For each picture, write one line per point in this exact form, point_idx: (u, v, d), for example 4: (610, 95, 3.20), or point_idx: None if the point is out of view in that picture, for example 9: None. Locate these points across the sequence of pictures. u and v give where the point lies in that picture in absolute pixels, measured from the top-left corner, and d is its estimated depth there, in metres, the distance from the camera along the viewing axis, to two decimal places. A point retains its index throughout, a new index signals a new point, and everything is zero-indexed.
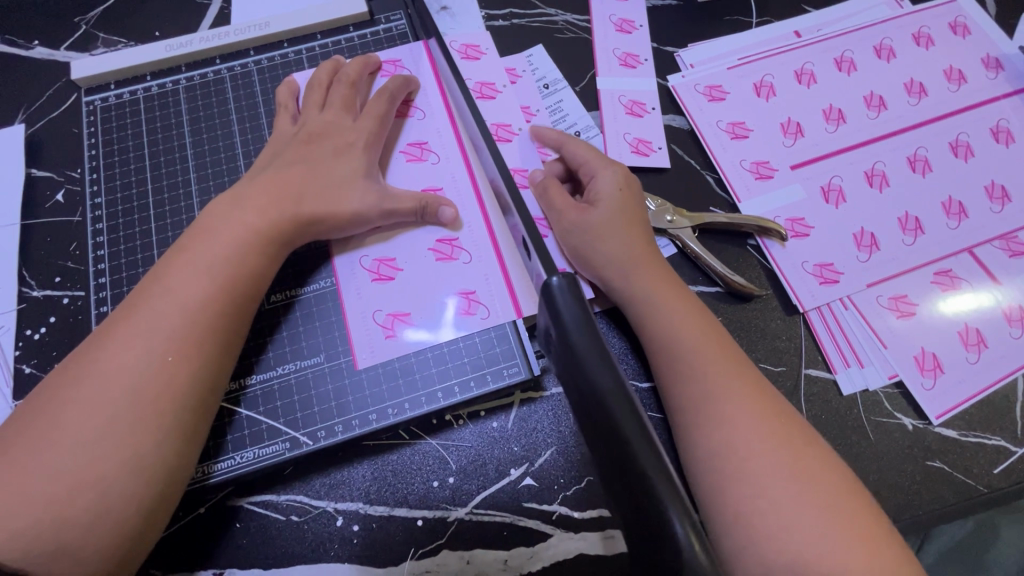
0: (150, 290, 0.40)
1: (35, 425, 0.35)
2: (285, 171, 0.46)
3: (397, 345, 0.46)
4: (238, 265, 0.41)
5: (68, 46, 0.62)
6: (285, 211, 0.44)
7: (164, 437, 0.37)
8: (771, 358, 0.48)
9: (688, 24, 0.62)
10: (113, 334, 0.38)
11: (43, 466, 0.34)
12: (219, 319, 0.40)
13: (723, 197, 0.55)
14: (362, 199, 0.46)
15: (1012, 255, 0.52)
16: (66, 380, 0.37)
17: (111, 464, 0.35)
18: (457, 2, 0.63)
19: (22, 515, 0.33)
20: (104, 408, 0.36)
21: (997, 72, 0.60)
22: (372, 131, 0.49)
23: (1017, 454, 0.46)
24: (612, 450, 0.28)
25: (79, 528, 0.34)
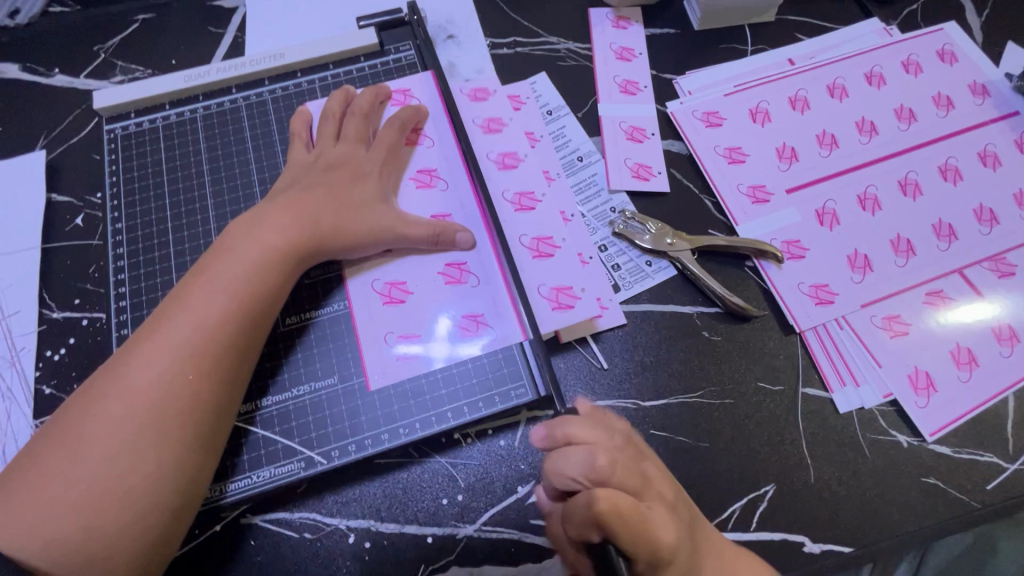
0: (172, 310, 0.42)
1: (69, 437, 0.38)
2: (301, 200, 0.48)
3: (408, 367, 0.47)
4: (258, 289, 0.44)
5: (87, 74, 0.64)
6: (299, 238, 0.46)
7: (188, 450, 0.40)
8: (769, 377, 0.50)
9: (686, 51, 0.65)
10: (137, 352, 0.40)
11: (82, 476, 0.37)
12: (237, 338, 0.42)
13: (721, 220, 0.56)
14: (372, 225, 0.48)
15: (1001, 276, 0.53)
16: (95, 395, 0.40)
17: (141, 476, 0.38)
18: (463, 32, 0.65)
19: (64, 521, 0.36)
20: (133, 423, 0.39)
21: (984, 97, 0.62)
22: (382, 161, 0.52)
23: (1009, 469, 0.47)
24: None
25: (113, 535, 0.37)
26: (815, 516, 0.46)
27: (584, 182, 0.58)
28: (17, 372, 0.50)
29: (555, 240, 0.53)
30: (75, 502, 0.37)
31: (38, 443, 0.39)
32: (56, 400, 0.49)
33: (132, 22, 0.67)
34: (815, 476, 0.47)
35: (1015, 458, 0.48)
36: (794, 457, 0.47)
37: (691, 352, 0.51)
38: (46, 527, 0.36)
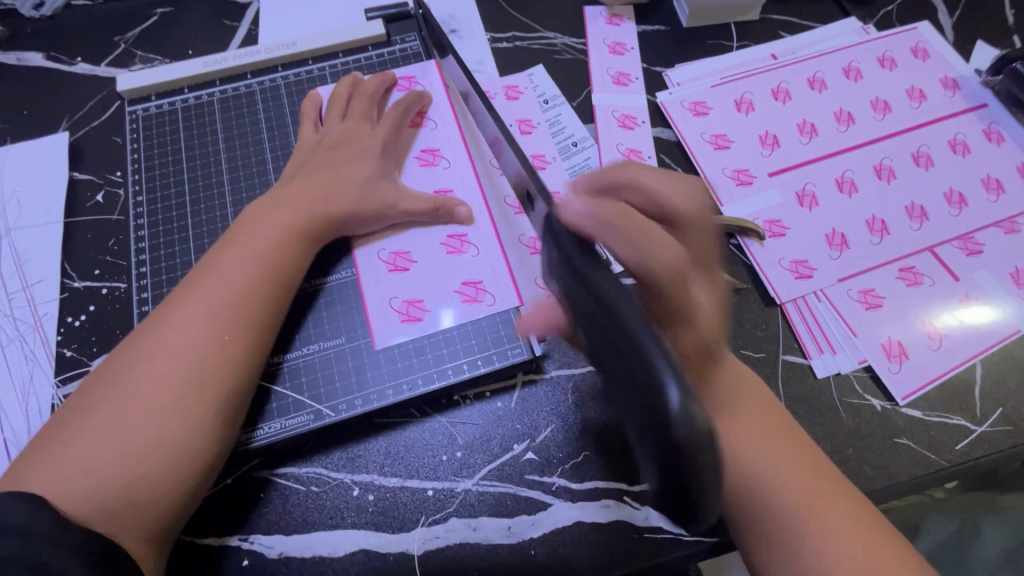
0: (204, 278, 0.46)
1: (112, 392, 0.41)
2: (315, 176, 0.51)
3: (413, 328, 0.50)
4: (278, 255, 0.47)
5: (108, 63, 0.67)
6: (311, 209, 0.49)
7: (220, 406, 0.43)
8: (752, 345, 0.53)
9: (675, 47, 0.69)
10: (174, 315, 0.44)
11: (123, 428, 0.40)
12: (263, 304, 0.46)
13: (707, 201, 0.60)
14: (380, 201, 0.52)
15: (969, 254, 0.57)
16: (135, 354, 0.43)
17: (177, 428, 0.41)
18: (465, 27, 0.69)
19: (105, 470, 0.39)
20: (170, 380, 0.42)
21: (955, 91, 0.66)
22: (388, 140, 0.55)
23: (977, 431, 0.50)
24: (619, 351, 0.26)
25: (147, 483, 0.40)
26: None
27: (578, 165, 0.61)
28: (40, 336, 0.53)
29: None
30: (116, 452, 0.40)
31: (81, 400, 0.42)
32: (76, 363, 0.52)
33: (151, 15, 0.70)
34: None
35: (982, 421, 0.51)
36: None
37: None
38: (89, 476, 0.39)
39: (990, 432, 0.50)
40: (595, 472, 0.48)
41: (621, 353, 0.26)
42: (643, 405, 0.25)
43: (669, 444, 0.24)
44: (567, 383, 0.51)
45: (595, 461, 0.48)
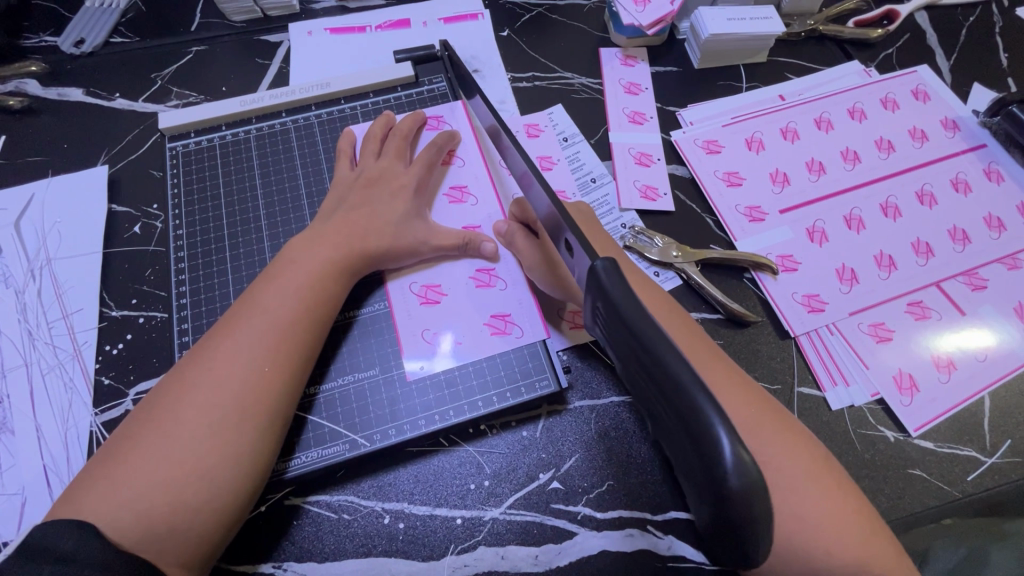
0: (248, 310, 0.48)
1: (160, 420, 0.43)
2: (351, 213, 0.54)
3: (443, 359, 0.52)
4: (319, 290, 0.49)
5: (146, 99, 0.70)
6: (349, 246, 0.52)
7: (261, 435, 0.44)
8: (767, 377, 0.55)
9: (687, 87, 0.72)
10: (219, 347, 0.46)
11: (169, 456, 0.42)
12: (303, 337, 0.48)
13: (721, 236, 0.62)
14: (413, 238, 0.54)
15: (974, 289, 0.59)
16: (183, 383, 0.44)
17: (221, 456, 0.42)
18: (487, 66, 0.72)
19: (152, 497, 0.40)
20: (216, 409, 0.43)
21: (955, 132, 0.69)
22: (420, 176, 0.57)
23: (987, 462, 0.52)
24: (673, 404, 0.28)
25: (190, 509, 0.41)
26: None
27: (597, 201, 0.64)
28: (78, 364, 0.55)
29: None
30: (163, 480, 0.41)
31: (129, 429, 0.43)
32: (114, 391, 0.53)
33: (186, 53, 0.74)
34: None
35: (992, 453, 0.53)
36: None
37: None
38: (137, 502, 0.40)
39: (1000, 463, 0.52)
40: (618, 501, 0.49)
41: (674, 405, 0.28)
42: (700, 451, 0.27)
43: (725, 489, 0.26)
44: (589, 413, 0.53)
45: (618, 491, 0.50)
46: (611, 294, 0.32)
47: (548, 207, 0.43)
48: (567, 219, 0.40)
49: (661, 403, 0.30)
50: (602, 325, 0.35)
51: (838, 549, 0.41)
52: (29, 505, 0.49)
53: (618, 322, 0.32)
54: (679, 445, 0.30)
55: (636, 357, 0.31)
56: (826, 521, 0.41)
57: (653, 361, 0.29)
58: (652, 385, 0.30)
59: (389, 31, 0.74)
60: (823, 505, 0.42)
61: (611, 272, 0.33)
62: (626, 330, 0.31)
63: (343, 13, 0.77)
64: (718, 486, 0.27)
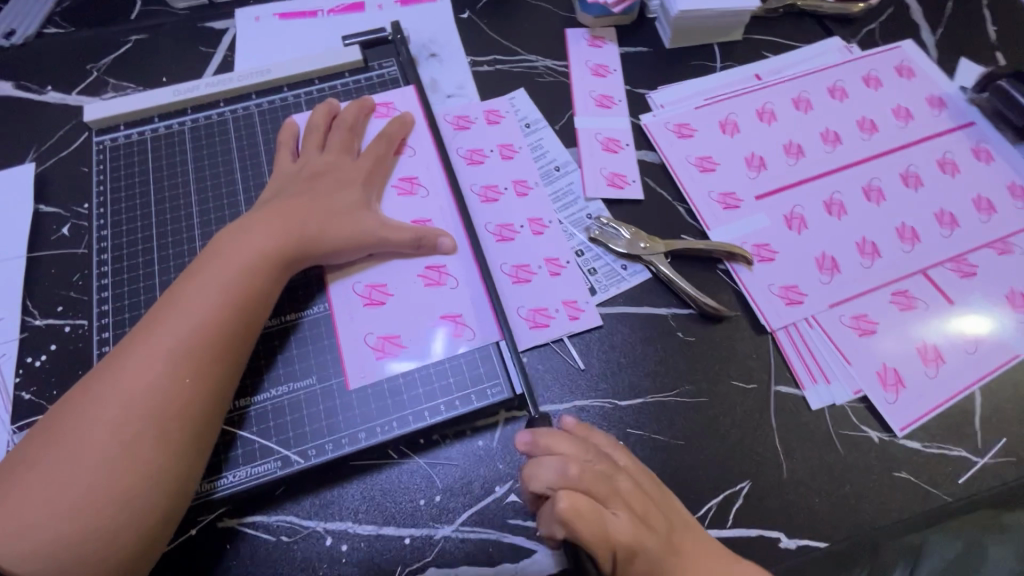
0: (164, 313, 0.43)
1: (66, 436, 0.39)
2: (285, 207, 0.49)
3: (385, 365, 0.48)
4: (246, 289, 0.45)
5: (79, 91, 0.66)
6: (284, 242, 0.47)
7: (183, 450, 0.40)
8: (742, 375, 0.51)
9: (658, 68, 0.68)
10: (132, 355, 0.41)
11: (78, 478, 0.38)
12: (229, 341, 0.44)
13: (693, 225, 0.58)
14: (355, 231, 0.50)
15: (963, 276, 0.55)
16: (93, 394, 0.40)
17: (138, 476, 0.39)
18: (446, 50, 0.68)
19: (61, 523, 0.37)
20: (131, 424, 0.39)
21: (941, 109, 0.65)
22: (369, 170, 0.54)
23: (978, 463, 0.48)
24: None
25: (104, 535, 0.37)
26: (788, 512, 0.46)
27: (561, 191, 0.59)
28: None
29: (532, 267, 0.55)
30: (72, 504, 0.37)
31: (31, 448, 0.39)
32: (35, 406, 0.49)
33: (124, 42, 0.69)
34: (788, 470, 0.48)
35: (984, 452, 0.49)
36: (766, 453, 0.48)
37: (667, 351, 0.52)
38: (45, 529, 0.37)
39: (992, 464, 0.48)
40: None
41: None
42: None
43: None
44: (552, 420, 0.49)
45: None
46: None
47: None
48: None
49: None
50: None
51: None
52: None
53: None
54: None
55: None
56: None
57: None
58: None
59: (341, 15, 0.70)
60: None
61: None
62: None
63: None
64: None
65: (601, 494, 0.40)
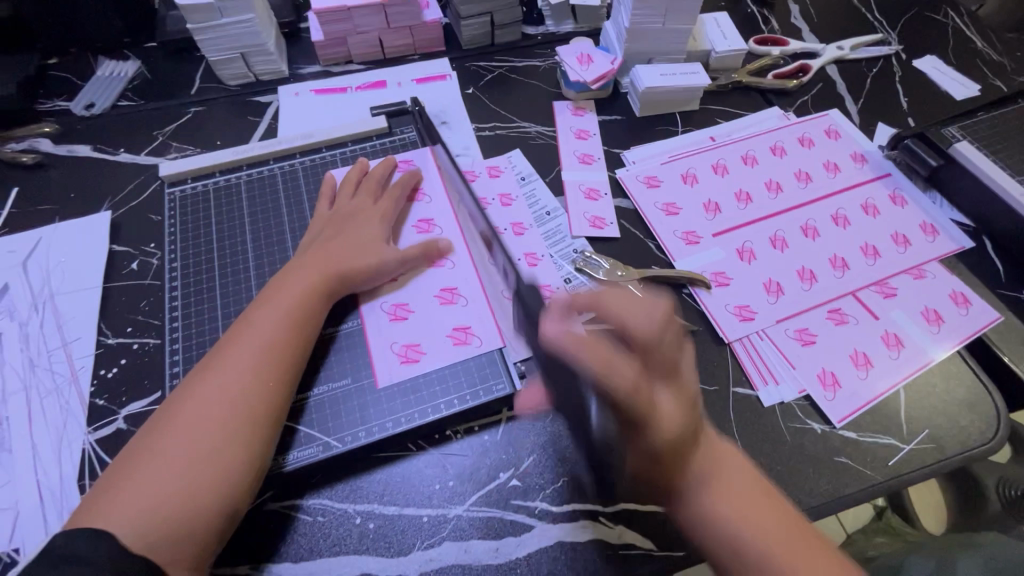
0: (245, 332, 0.54)
1: (166, 433, 0.48)
2: (322, 242, 0.61)
3: (408, 368, 0.58)
4: (303, 310, 0.56)
5: (147, 152, 0.78)
6: (328, 269, 0.58)
7: (266, 438, 0.50)
8: (705, 379, 0.61)
9: (630, 132, 0.82)
10: (223, 365, 0.51)
11: (181, 467, 0.46)
12: (293, 352, 0.54)
13: (662, 257, 0.70)
14: (379, 259, 0.61)
15: (886, 296, 0.67)
16: (187, 399, 0.50)
17: (234, 459, 0.48)
18: (454, 118, 0.82)
19: (174, 500, 0.45)
20: (227, 418, 0.49)
21: (864, 163, 0.79)
22: (387, 210, 0.65)
23: (905, 449, 0.57)
24: None
25: (207, 508, 0.46)
26: None
27: (551, 230, 0.71)
28: (75, 387, 0.59)
29: None
30: (176, 488, 0.45)
31: (138, 444, 0.48)
32: (107, 411, 0.58)
33: (185, 113, 0.83)
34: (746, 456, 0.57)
35: (910, 440, 0.58)
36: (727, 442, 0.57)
37: None
38: (160, 506, 0.44)
39: (917, 450, 0.58)
40: (572, 496, 0.54)
41: None
42: None
43: None
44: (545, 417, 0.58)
45: (572, 487, 0.54)
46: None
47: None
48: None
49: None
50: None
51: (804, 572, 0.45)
52: (21, 518, 0.52)
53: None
54: None
55: None
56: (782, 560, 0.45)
57: None
58: None
59: (367, 91, 0.85)
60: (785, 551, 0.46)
61: None
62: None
63: (327, 76, 0.87)
64: None
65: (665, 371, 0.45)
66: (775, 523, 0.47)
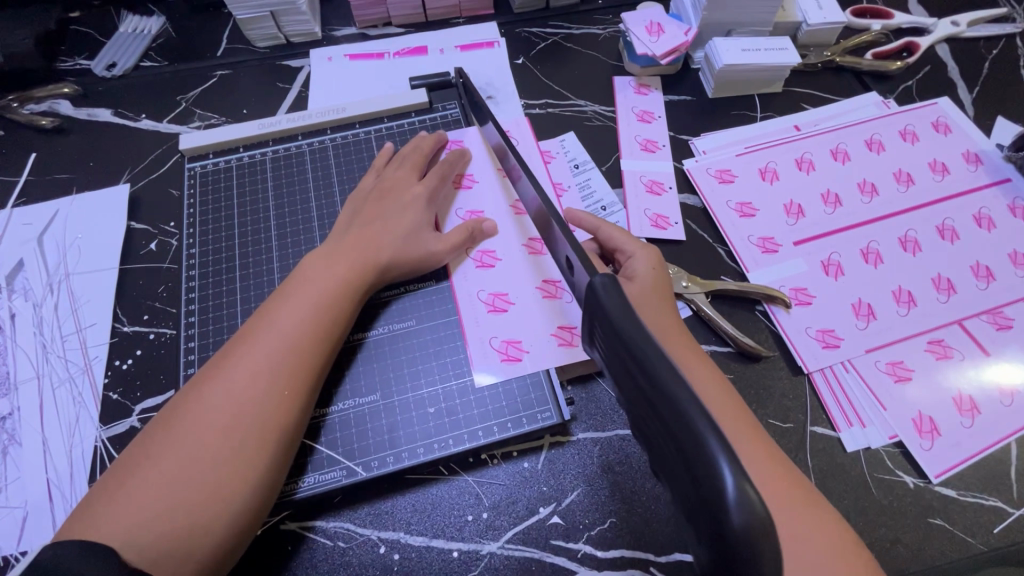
0: (262, 329, 0.47)
1: (175, 436, 0.41)
2: (366, 227, 0.54)
3: (512, 368, 0.53)
4: (336, 309, 0.49)
5: (169, 120, 0.72)
6: (361, 260, 0.52)
7: (277, 458, 0.43)
8: (779, 415, 0.53)
9: (701, 117, 0.72)
10: (239, 366, 0.44)
11: (191, 480, 0.40)
12: (320, 357, 0.47)
13: (733, 267, 0.61)
14: (422, 249, 0.55)
15: (999, 328, 0.57)
16: (202, 399, 0.43)
17: (237, 481, 0.41)
18: (501, 93, 0.73)
19: (169, 522, 0.39)
20: (240, 425, 0.42)
21: (978, 165, 0.67)
22: (431, 187, 0.58)
23: (1014, 515, 0.49)
24: (675, 436, 0.27)
25: (205, 533, 0.39)
26: None
27: None
28: (88, 378, 0.55)
29: None
30: (186, 503, 0.39)
31: (144, 445, 0.42)
32: (121, 406, 0.54)
33: (211, 77, 0.76)
34: None
35: (1021, 504, 0.50)
36: None
37: None
38: (157, 524, 0.38)
39: None
40: (621, 540, 0.48)
41: (677, 437, 0.26)
42: (700, 482, 0.25)
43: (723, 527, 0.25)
44: (593, 446, 0.51)
45: (621, 529, 0.48)
46: (619, 329, 0.30)
47: (537, 202, 0.47)
48: (554, 215, 0.43)
49: (673, 460, 0.28)
50: (603, 349, 0.34)
51: None
52: (30, 518, 0.49)
53: (623, 353, 0.30)
54: (675, 477, 0.29)
55: (635, 386, 0.30)
56: (792, 530, 0.39)
57: (652, 386, 0.28)
58: (654, 419, 0.28)
59: (406, 58, 0.76)
60: (807, 529, 0.40)
61: (609, 289, 0.33)
62: (630, 359, 0.29)
63: (363, 40, 0.79)
64: (715, 524, 0.25)
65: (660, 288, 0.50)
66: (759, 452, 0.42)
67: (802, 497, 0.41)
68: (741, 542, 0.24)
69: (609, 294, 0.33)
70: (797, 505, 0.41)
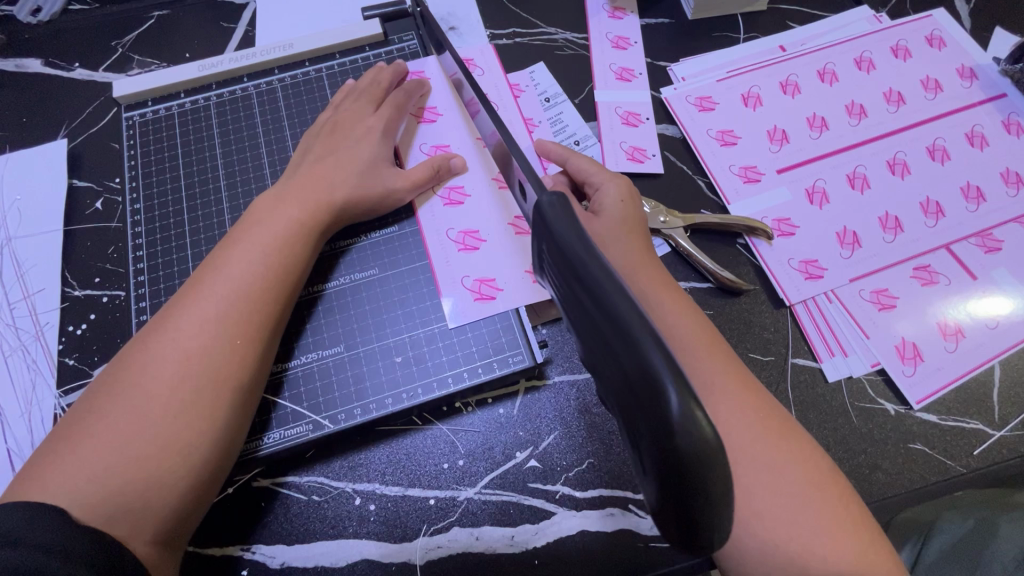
0: (210, 278, 0.44)
1: (122, 393, 0.40)
2: (317, 167, 0.51)
3: (485, 307, 0.50)
4: (288, 253, 0.46)
5: (106, 68, 0.66)
6: (313, 201, 0.49)
7: (233, 410, 0.41)
8: (760, 349, 0.52)
9: (680, 41, 0.67)
10: (185, 318, 0.42)
11: (140, 435, 0.38)
12: (273, 304, 0.45)
13: (713, 200, 0.58)
14: (380, 187, 0.51)
15: (987, 251, 0.55)
16: (148, 354, 0.41)
17: (189, 432, 0.39)
18: (464, 23, 0.68)
19: (121, 475, 0.37)
20: (189, 377, 0.40)
21: (972, 80, 0.64)
22: (388, 125, 0.54)
23: (995, 436, 0.49)
24: (621, 359, 0.25)
25: (160, 486, 0.38)
26: None
27: None
28: (41, 345, 0.53)
29: None
30: (137, 459, 0.38)
31: (91, 404, 0.40)
32: (79, 372, 0.52)
33: (148, 18, 0.69)
34: None
35: (1001, 426, 0.49)
36: None
37: None
38: (106, 478, 0.37)
39: (1008, 437, 0.49)
40: (600, 480, 0.47)
41: (623, 360, 0.25)
42: (647, 406, 0.24)
43: (670, 452, 0.23)
44: (569, 389, 0.50)
45: (599, 469, 0.47)
46: (566, 249, 0.28)
47: (497, 136, 0.44)
48: (511, 144, 0.40)
49: (618, 387, 0.26)
50: (553, 277, 0.32)
51: (816, 515, 0.37)
52: None
53: (571, 276, 0.28)
54: (623, 405, 0.27)
55: (583, 310, 0.28)
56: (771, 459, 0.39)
57: (599, 307, 0.26)
58: (601, 343, 0.27)
59: None
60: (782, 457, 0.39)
61: (556, 206, 0.30)
62: (576, 282, 0.27)
63: None
64: (663, 450, 0.24)
65: (632, 221, 0.47)
66: (736, 383, 0.41)
67: (777, 427, 0.40)
68: (687, 469, 0.23)
69: (557, 214, 0.30)
70: (774, 437, 0.39)
